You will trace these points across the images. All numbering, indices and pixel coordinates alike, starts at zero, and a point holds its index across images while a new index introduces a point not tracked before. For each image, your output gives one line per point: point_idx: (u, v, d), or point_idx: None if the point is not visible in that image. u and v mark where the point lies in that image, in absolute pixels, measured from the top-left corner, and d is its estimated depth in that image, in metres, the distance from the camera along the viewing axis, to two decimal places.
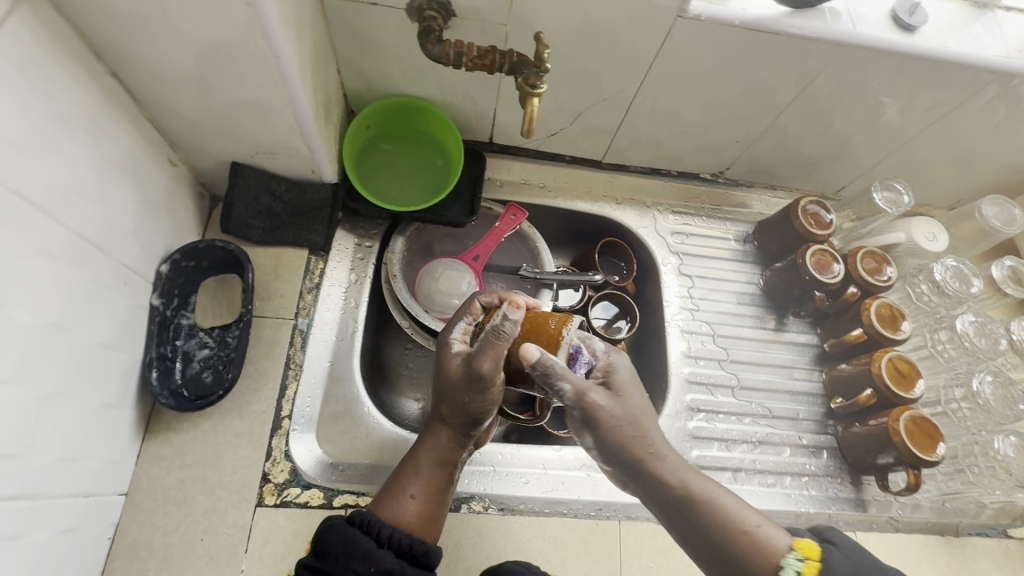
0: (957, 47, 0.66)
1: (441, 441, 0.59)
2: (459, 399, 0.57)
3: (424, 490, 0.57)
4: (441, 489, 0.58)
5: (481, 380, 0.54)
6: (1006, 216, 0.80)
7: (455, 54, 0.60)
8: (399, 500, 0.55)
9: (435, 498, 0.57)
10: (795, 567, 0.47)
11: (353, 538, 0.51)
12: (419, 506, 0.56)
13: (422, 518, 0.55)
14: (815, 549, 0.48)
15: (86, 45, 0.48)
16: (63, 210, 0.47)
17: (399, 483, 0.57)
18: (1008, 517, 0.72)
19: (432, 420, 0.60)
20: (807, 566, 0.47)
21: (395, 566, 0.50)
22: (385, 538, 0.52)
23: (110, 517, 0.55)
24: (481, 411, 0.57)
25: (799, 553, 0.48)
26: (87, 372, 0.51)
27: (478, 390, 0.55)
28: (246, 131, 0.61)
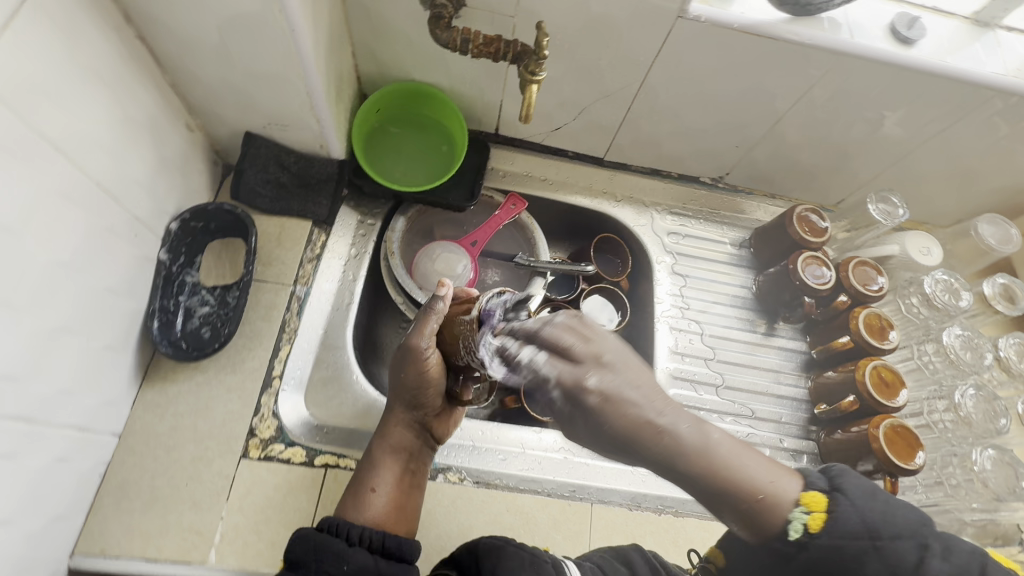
0: (955, 63, 0.66)
1: (398, 433, 0.62)
2: (404, 382, 0.61)
3: (387, 482, 0.59)
4: (405, 478, 0.61)
5: (419, 359, 0.59)
6: (1004, 235, 0.84)
7: (462, 40, 0.63)
8: (363, 497, 0.58)
9: (400, 488, 0.60)
10: (801, 520, 0.42)
11: (322, 543, 0.53)
12: (383, 499, 0.58)
13: (389, 508, 0.58)
14: (823, 501, 0.43)
15: (117, 8, 0.52)
16: (82, 158, 0.51)
17: (362, 479, 0.60)
18: (989, 537, 0.68)
19: (388, 416, 0.64)
20: (812, 519, 0.42)
21: (369, 562, 0.53)
22: (355, 536, 0.54)
23: (102, 455, 0.58)
24: (426, 390, 0.61)
25: (804, 507, 0.43)
26: (92, 314, 0.54)
27: (418, 370, 0.60)
28: (260, 103, 0.65)
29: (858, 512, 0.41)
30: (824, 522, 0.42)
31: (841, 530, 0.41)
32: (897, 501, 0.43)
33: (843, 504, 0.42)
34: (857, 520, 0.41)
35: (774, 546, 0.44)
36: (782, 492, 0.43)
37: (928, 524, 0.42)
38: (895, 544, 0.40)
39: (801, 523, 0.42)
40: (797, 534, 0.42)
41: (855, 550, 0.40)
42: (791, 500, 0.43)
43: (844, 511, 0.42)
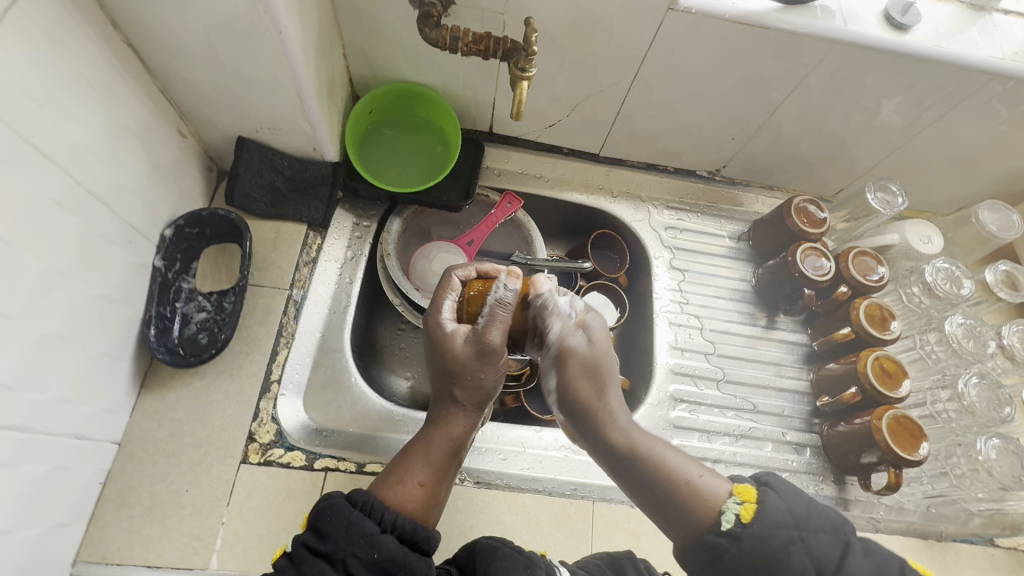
0: (952, 48, 0.65)
1: (452, 424, 0.55)
2: (472, 370, 0.54)
3: (433, 476, 0.52)
4: (449, 474, 0.54)
5: (491, 353, 0.53)
6: (1004, 222, 0.82)
7: (451, 38, 0.62)
8: (406, 485, 0.50)
9: (442, 484, 0.53)
10: (734, 510, 0.49)
11: (354, 521, 0.46)
12: (427, 492, 0.51)
13: (431, 503, 0.51)
14: (754, 493, 0.49)
15: (104, 14, 0.52)
16: (74, 167, 0.51)
17: (404, 470, 0.52)
18: (998, 527, 0.71)
19: (441, 403, 0.56)
20: (745, 509, 0.48)
21: (398, 553, 0.45)
22: (389, 522, 0.47)
23: (101, 463, 0.58)
24: (494, 383, 0.55)
25: (737, 498, 0.49)
26: (88, 322, 0.54)
27: (491, 364, 0.54)
28: (251, 107, 0.65)
29: (784, 503, 0.48)
30: (754, 513, 0.48)
31: (769, 520, 0.47)
32: (826, 508, 0.50)
33: (772, 497, 0.49)
34: (784, 511, 0.48)
35: (706, 539, 0.49)
36: (708, 489, 0.50)
37: (851, 527, 0.49)
38: (818, 537, 0.47)
39: (733, 512, 0.48)
40: (730, 523, 0.48)
41: (781, 540, 0.47)
42: (722, 494, 0.50)
43: (771, 503, 0.48)
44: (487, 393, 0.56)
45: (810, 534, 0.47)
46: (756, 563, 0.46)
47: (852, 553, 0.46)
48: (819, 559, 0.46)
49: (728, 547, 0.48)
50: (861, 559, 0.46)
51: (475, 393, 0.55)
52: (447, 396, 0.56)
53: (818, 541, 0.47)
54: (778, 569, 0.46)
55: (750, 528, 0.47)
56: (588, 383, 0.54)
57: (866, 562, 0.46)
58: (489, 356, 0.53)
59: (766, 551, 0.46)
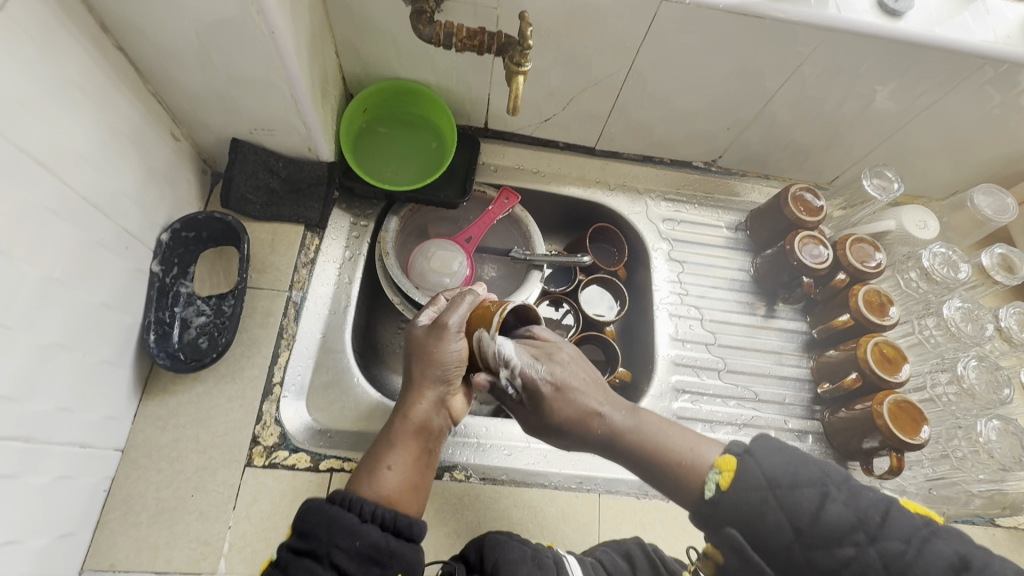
0: (945, 33, 0.65)
1: (419, 411, 0.57)
2: (433, 361, 0.58)
3: (403, 461, 0.54)
4: (420, 459, 0.56)
5: (445, 333, 0.58)
6: (999, 206, 0.82)
7: (445, 34, 0.62)
8: (377, 472, 0.53)
9: (415, 469, 0.55)
10: (714, 479, 0.49)
11: (334, 516, 0.47)
12: (398, 477, 0.53)
13: (402, 487, 0.53)
14: (733, 461, 0.49)
15: (93, 18, 0.51)
16: (68, 174, 0.50)
17: (376, 457, 0.54)
18: (997, 507, 0.72)
19: (407, 391, 0.59)
20: (723, 478, 0.48)
21: (380, 539, 0.47)
22: (368, 512, 0.48)
23: (105, 471, 0.57)
24: (455, 370, 0.58)
25: (717, 468, 0.49)
26: (86, 329, 0.54)
27: (449, 354, 0.58)
28: (245, 109, 0.64)
29: (760, 465, 0.47)
30: (732, 479, 0.48)
31: (746, 484, 0.47)
32: (808, 461, 0.48)
33: (749, 462, 0.48)
34: (758, 474, 0.47)
35: (697, 508, 0.50)
36: (698, 457, 0.51)
37: (835, 477, 0.47)
38: (795, 492, 0.46)
39: (714, 482, 0.49)
40: (711, 492, 0.48)
41: (755, 499, 0.46)
42: (706, 464, 0.50)
43: (748, 467, 0.47)
44: (447, 373, 0.58)
45: (786, 491, 0.46)
46: (738, 525, 0.47)
47: (829, 502, 0.45)
48: (794, 514, 0.45)
49: (710, 514, 0.48)
50: (839, 507, 0.45)
51: (436, 375, 0.58)
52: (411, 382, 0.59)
53: (795, 497, 0.46)
54: (755, 526, 0.46)
55: (728, 494, 0.48)
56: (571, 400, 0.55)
57: (846, 509, 0.45)
58: (444, 337, 0.58)
59: (743, 513, 0.46)
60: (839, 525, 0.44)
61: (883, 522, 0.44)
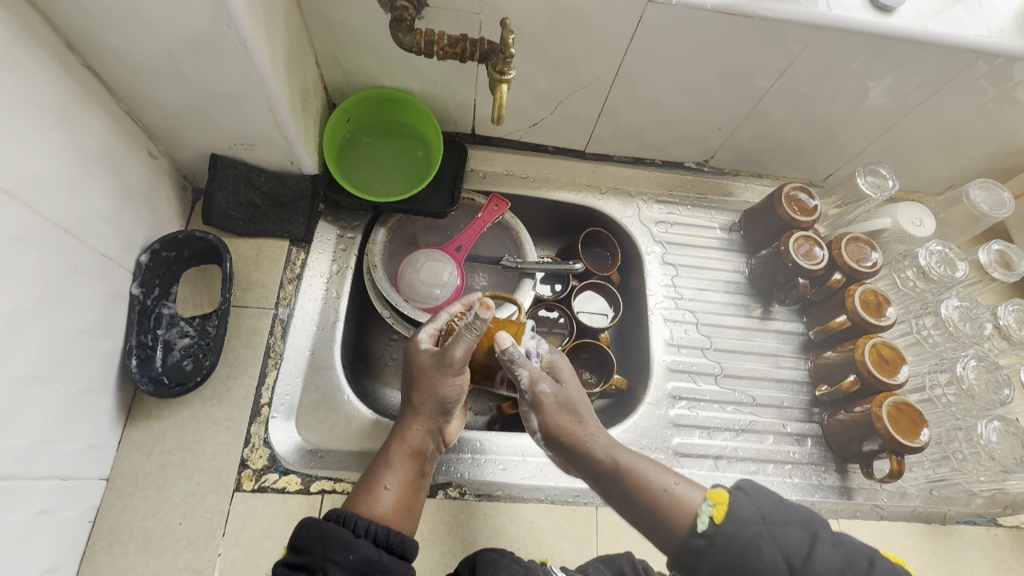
0: (938, 28, 0.63)
1: (416, 433, 0.59)
2: (433, 385, 0.59)
3: (399, 482, 0.55)
4: (416, 481, 0.56)
5: (451, 368, 0.58)
6: (995, 200, 0.81)
7: (426, 42, 0.61)
8: (374, 492, 0.53)
9: (410, 490, 0.56)
10: (707, 513, 0.51)
11: (329, 531, 0.47)
12: (394, 498, 0.54)
13: (398, 508, 0.54)
14: (725, 495, 0.52)
15: (58, 37, 0.49)
16: (38, 200, 0.49)
17: (373, 477, 0.55)
18: (999, 506, 0.72)
19: (404, 414, 0.60)
20: (716, 511, 0.51)
21: (373, 555, 0.47)
22: (362, 529, 0.49)
23: (90, 501, 0.56)
24: (455, 395, 0.60)
25: (710, 501, 0.52)
26: (63, 359, 0.52)
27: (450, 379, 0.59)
28: (223, 124, 0.62)
29: (752, 502, 0.51)
30: (726, 513, 0.51)
31: (740, 519, 0.50)
32: (796, 505, 0.51)
33: (743, 498, 0.51)
34: (753, 509, 0.50)
35: (685, 543, 0.52)
36: (682, 499, 0.54)
37: (821, 523, 0.50)
38: (787, 530, 0.48)
39: (707, 515, 0.51)
40: (705, 524, 0.51)
41: (749, 535, 0.48)
42: (696, 500, 0.54)
43: (742, 504, 0.51)
44: (445, 400, 0.59)
45: (778, 528, 0.49)
46: (732, 561, 0.48)
47: (819, 544, 0.47)
48: (787, 551, 0.47)
49: (704, 550, 0.50)
50: (829, 548, 0.47)
51: (434, 402, 0.59)
52: (410, 406, 0.60)
53: (787, 534, 0.48)
54: (750, 563, 0.47)
55: (722, 527, 0.50)
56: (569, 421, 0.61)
57: (833, 551, 0.47)
58: (448, 366, 0.59)
59: (735, 546, 0.48)
60: (831, 567, 0.46)
61: (870, 567, 0.46)
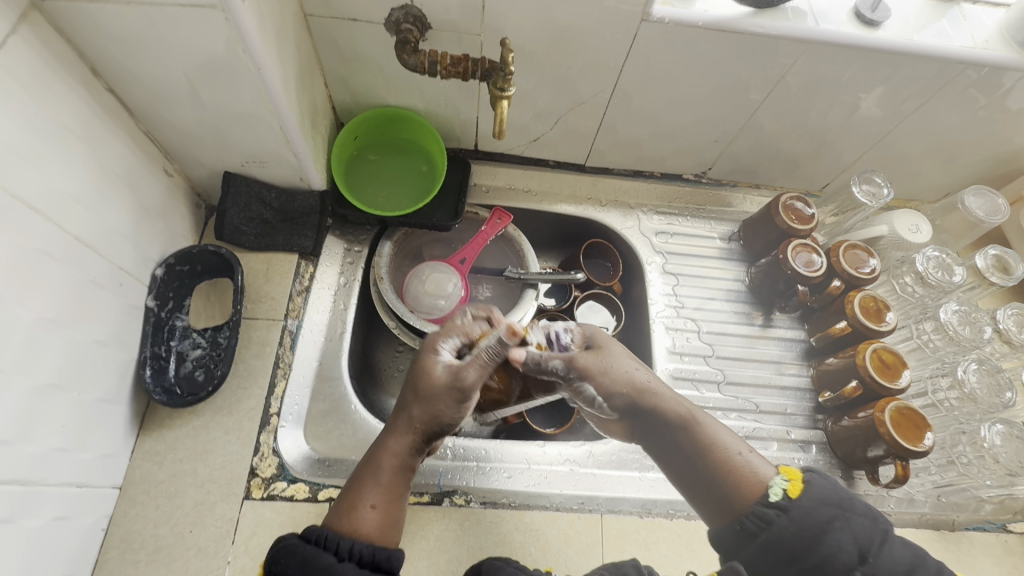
0: (924, 41, 0.66)
1: (402, 446, 0.56)
2: (432, 407, 0.57)
3: (385, 500, 0.53)
4: (399, 499, 0.55)
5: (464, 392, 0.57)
6: (991, 207, 0.82)
7: (429, 63, 0.64)
8: (360, 511, 0.52)
9: (393, 508, 0.54)
10: (781, 486, 0.52)
11: (310, 555, 0.47)
12: (378, 517, 0.52)
13: (383, 527, 0.52)
14: (798, 472, 0.53)
15: (84, 62, 0.52)
16: (63, 215, 0.51)
17: (358, 491, 0.53)
18: (1008, 513, 0.72)
19: (395, 424, 0.58)
20: (791, 487, 0.51)
21: None
22: (345, 551, 0.48)
23: (103, 509, 0.57)
24: (452, 421, 0.58)
25: (784, 476, 0.52)
26: (81, 368, 0.54)
27: (455, 404, 0.57)
28: (236, 143, 0.65)
29: (826, 484, 0.51)
30: (801, 490, 0.51)
31: (816, 496, 0.50)
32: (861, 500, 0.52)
33: (816, 479, 0.52)
34: (828, 491, 0.50)
35: (753, 510, 0.51)
36: (754, 466, 0.54)
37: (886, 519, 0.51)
38: (858, 517, 0.49)
39: (780, 487, 0.52)
40: (778, 495, 0.51)
41: (826, 513, 0.49)
42: (768, 472, 0.54)
43: (818, 483, 0.51)
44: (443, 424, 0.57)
45: (851, 514, 0.49)
46: (797, 535, 0.48)
47: (890, 537, 0.48)
48: (859, 539, 0.47)
49: (774, 518, 0.50)
50: (897, 543, 0.48)
51: (430, 423, 0.57)
52: (403, 419, 0.57)
53: (859, 521, 0.48)
54: (821, 539, 0.47)
55: (798, 502, 0.50)
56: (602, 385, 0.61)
57: (902, 546, 0.48)
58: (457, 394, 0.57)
59: (808, 523, 0.48)
60: (902, 562, 0.46)
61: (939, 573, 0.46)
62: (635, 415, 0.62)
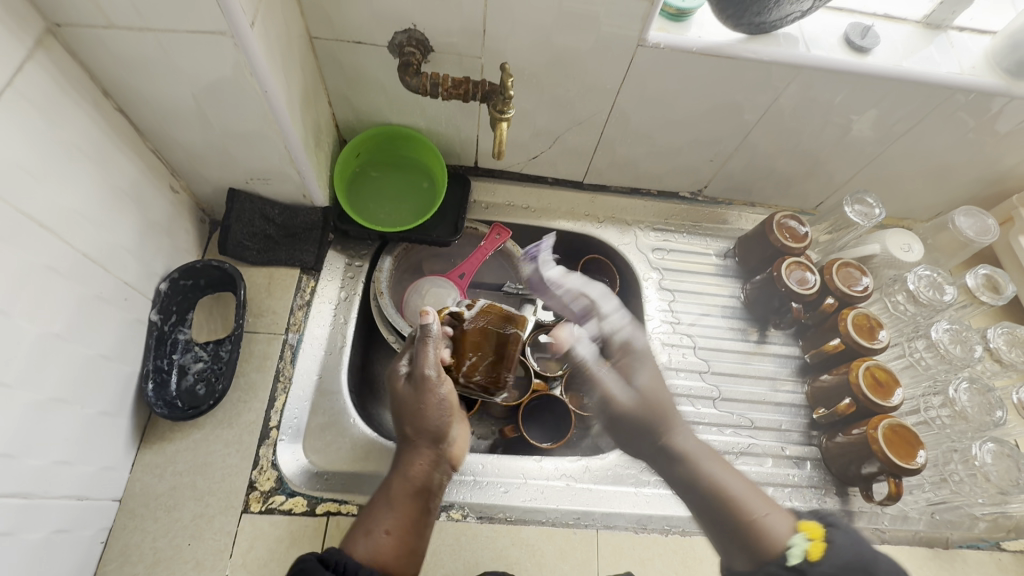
0: (911, 66, 0.68)
1: (413, 465, 0.58)
2: (421, 412, 0.59)
3: (401, 524, 0.53)
4: (418, 521, 0.55)
5: (429, 384, 0.59)
6: (980, 227, 0.84)
7: (431, 84, 0.66)
8: (373, 535, 0.52)
9: (413, 531, 0.54)
10: (801, 547, 0.47)
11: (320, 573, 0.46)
12: (395, 540, 0.52)
13: (400, 551, 0.52)
14: (820, 530, 0.48)
15: (95, 84, 0.54)
16: (70, 231, 0.52)
17: (372, 517, 0.53)
18: (1002, 531, 0.72)
19: (404, 449, 0.59)
20: (812, 548, 0.46)
21: None
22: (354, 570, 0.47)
23: (102, 522, 0.58)
24: (445, 419, 0.59)
25: (807, 536, 0.48)
26: (83, 382, 0.55)
27: (433, 394, 0.59)
28: (241, 161, 0.67)
29: (852, 543, 0.46)
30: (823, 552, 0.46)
31: (838, 560, 0.45)
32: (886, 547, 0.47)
33: (841, 536, 0.47)
34: (855, 553, 0.45)
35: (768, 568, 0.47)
36: (772, 525, 0.50)
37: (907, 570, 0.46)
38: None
39: (801, 549, 0.47)
40: (797, 558, 0.46)
41: None
42: (786, 530, 0.49)
43: (842, 543, 0.46)
44: (441, 423, 0.59)
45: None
46: None
47: None
48: None
49: None
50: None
51: (433, 432, 0.59)
52: (409, 441, 0.59)
53: None
54: None
55: (818, 566, 0.45)
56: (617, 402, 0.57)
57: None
58: (430, 390, 0.59)
59: None
60: None
61: None
62: (638, 437, 0.66)
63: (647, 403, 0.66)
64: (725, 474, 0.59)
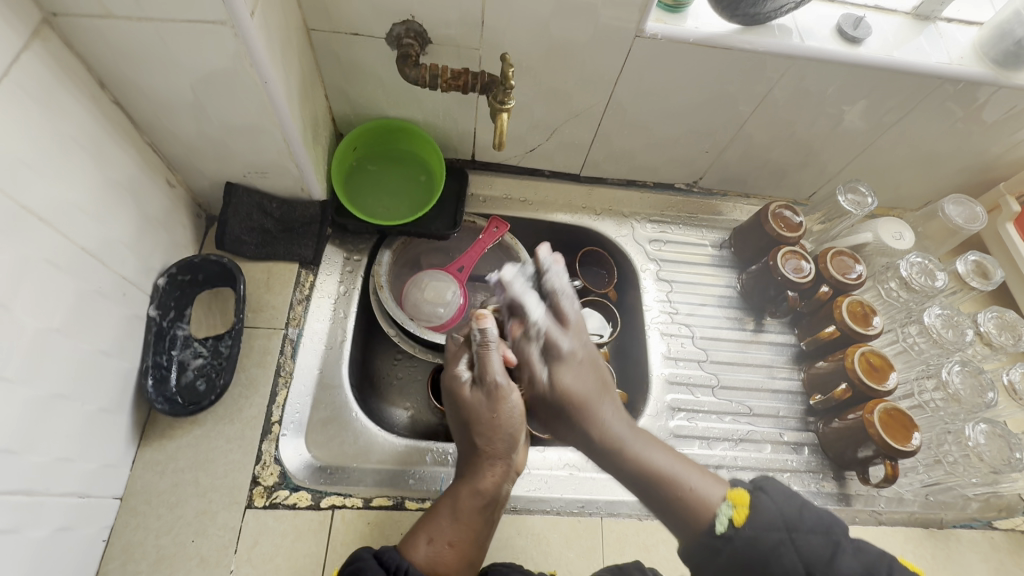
0: (902, 57, 0.69)
1: (479, 478, 0.58)
2: (491, 425, 0.59)
3: (462, 536, 0.55)
4: (479, 533, 0.57)
5: (498, 393, 0.59)
6: (969, 214, 0.86)
7: (431, 76, 0.66)
8: (435, 544, 0.55)
9: (472, 542, 0.56)
10: (727, 514, 0.51)
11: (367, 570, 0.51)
12: (456, 552, 0.55)
13: (460, 560, 0.55)
14: (746, 496, 0.51)
15: (92, 77, 0.53)
16: (68, 226, 0.52)
17: (435, 525, 0.56)
18: (994, 510, 0.74)
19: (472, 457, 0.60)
20: (737, 514, 0.50)
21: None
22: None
23: (103, 520, 0.57)
24: (514, 432, 0.59)
25: (731, 502, 0.51)
26: (82, 378, 0.54)
27: (501, 404, 0.59)
28: (239, 154, 0.66)
29: (775, 504, 0.50)
30: (747, 516, 0.50)
31: (762, 521, 0.49)
32: (818, 509, 0.51)
33: (763, 500, 0.50)
34: (776, 514, 0.49)
35: (699, 539, 0.51)
36: (703, 496, 0.53)
37: (841, 528, 0.49)
38: (808, 537, 0.48)
39: (727, 515, 0.51)
40: (723, 526, 0.50)
41: (771, 541, 0.48)
42: (716, 497, 0.52)
43: (764, 507, 0.50)
44: (511, 437, 0.59)
45: (800, 533, 0.48)
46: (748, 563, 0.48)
47: (841, 554, 0.47)
48: (809, 559, 0.47)
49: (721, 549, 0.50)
50: (852, 560, 0.47)
51: (502, 444, 0.59)
52: (476, 452, 0.59)
53: (807, 541, 0.48)
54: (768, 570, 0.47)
55: (741, 530, 0.49)
56: (576, 380, 0.61)
57: (855, 560, 0.47)
58: (499, 400, 0.59)
59: (757, 549, 0.48)
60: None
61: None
62: (567, 424, 0.61)
63: (586, 400, 0.60)
64: (659, 455, 0.58)
